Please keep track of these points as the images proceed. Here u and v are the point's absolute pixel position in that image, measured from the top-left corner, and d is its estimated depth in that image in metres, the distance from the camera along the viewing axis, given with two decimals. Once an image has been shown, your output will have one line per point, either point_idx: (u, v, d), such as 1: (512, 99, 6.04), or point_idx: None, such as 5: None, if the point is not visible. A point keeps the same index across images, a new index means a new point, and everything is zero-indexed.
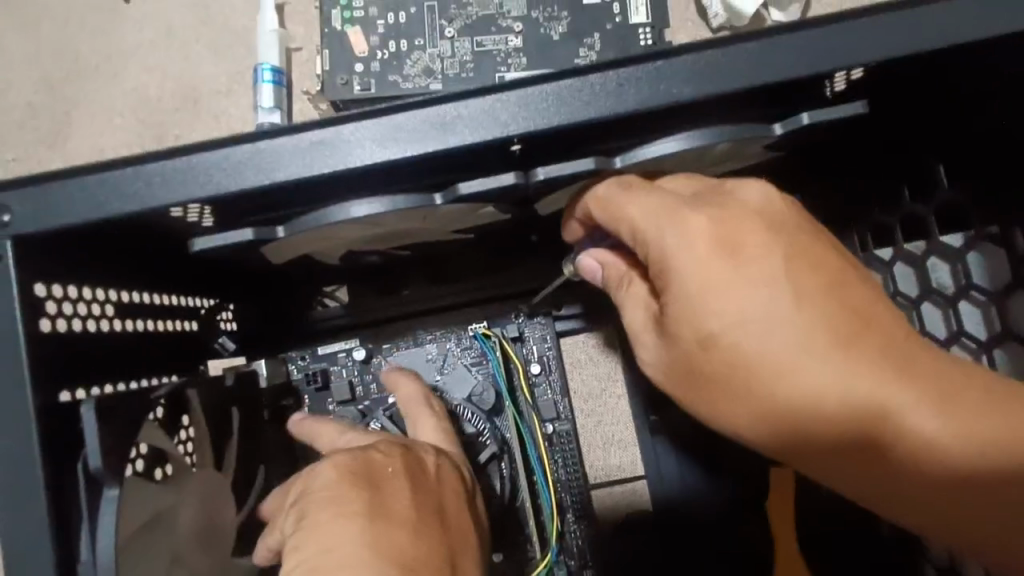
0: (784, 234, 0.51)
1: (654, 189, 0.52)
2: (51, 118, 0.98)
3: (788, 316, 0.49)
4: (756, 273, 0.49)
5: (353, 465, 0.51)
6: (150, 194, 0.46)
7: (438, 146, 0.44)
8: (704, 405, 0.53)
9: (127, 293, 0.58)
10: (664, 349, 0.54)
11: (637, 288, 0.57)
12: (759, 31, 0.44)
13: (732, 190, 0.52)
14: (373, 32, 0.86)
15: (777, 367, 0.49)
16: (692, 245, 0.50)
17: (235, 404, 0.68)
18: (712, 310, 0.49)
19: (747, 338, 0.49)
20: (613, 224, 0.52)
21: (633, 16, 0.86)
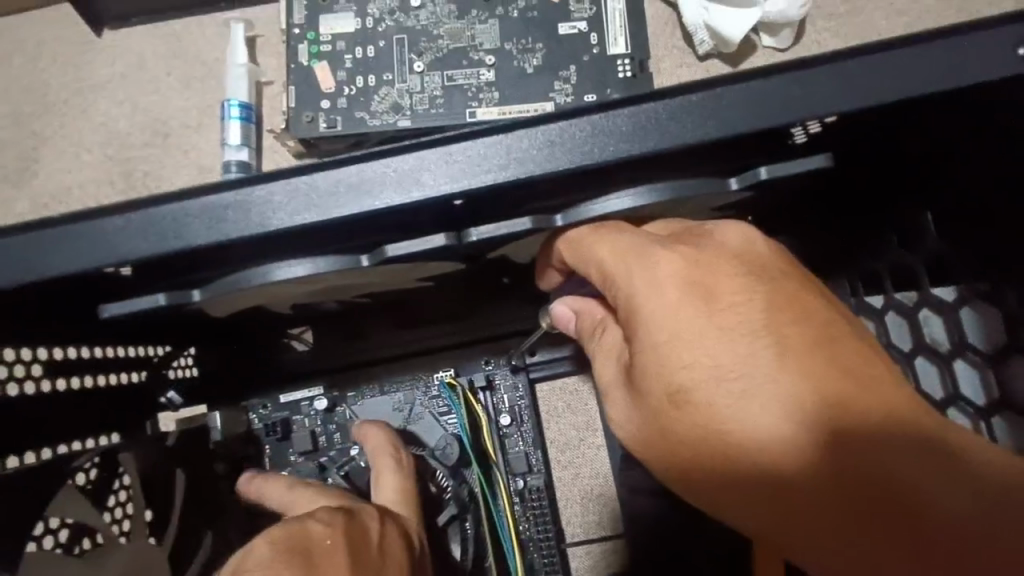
0: (767, 281, 0.45)
1: (628, 228, 0.46)
2: (18, 153, 0.96)
3: (770, 372, 0.42)
4: (732, 322, 0.43)
5: (290, 540, 0.43)
6: (51, 262, 0.42)
7: (357, 209, 0.41)
8: (679, 473, 0.46)
9: (63, 351, 0.55)
10: (631, 407, 0.48)
11: (610, 337, 0.52)
12: (708, 80, 0.40)
13: (711, 229, 0.46)
14: (340, 67, 0.84)
15: (757, 429, 0.42)
16: (661, 293, 0.44)
17: (180, 466, 0.65)
18: (683, 362, 0.44)
19: (722, 395, 0.43)
20: (582, 267, 0.47)
21: (612, 47, 0.82)
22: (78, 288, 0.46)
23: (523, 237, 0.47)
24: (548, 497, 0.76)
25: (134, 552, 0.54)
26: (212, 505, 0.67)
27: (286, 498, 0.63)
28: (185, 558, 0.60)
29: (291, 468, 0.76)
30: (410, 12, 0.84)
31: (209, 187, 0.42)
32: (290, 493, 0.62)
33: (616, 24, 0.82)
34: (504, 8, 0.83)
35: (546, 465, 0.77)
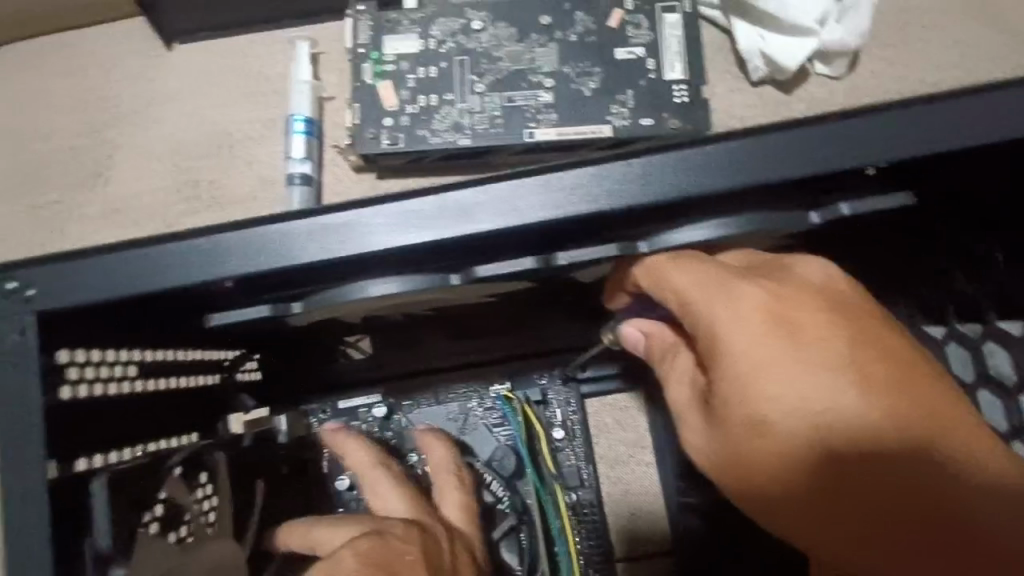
0: (844, 317, 0.47)
1: (707, 260, 0.47)
2: (92, 161, 1.01)
3: (847, 405, 0.45)
4: (816, 358, 0.46)
5: (372, 551, 0.46)
6: (167, 276, 0.45)
7: (458, 233, 0.43)
8: (752, 494, 0.49)
9: (158, 352, 0.55)
10: (706, 431, 0.51)
11: (681, 362, 0.55)
12: (791, 120, 0.42)
13: (790, 263, 0.49)
14: (403, 85, 0.87)
15: (833, 457, 0.46)
16: (745, 326, 0.47)
17: (261, 476, 0.66)
18: (764, 392, 0.47)
19: (800, 424, 0.46)
20: (658, 293, 0.49)
21: (668, 72, 0.84)
22: (191, 301, 0.48)
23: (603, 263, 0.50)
24: (600, 511, 0.80)
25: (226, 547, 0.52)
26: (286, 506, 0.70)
27: (365, 471, 0.63)
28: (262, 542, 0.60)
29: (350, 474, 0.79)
30: (471, 34, 0.87)
31: (316, 210, 0.44)
32: (370, 470, 0.62)
33: (673, 51, 0.84)
34: (563, 32, 0.86)
35: (596, 481, 0.81)
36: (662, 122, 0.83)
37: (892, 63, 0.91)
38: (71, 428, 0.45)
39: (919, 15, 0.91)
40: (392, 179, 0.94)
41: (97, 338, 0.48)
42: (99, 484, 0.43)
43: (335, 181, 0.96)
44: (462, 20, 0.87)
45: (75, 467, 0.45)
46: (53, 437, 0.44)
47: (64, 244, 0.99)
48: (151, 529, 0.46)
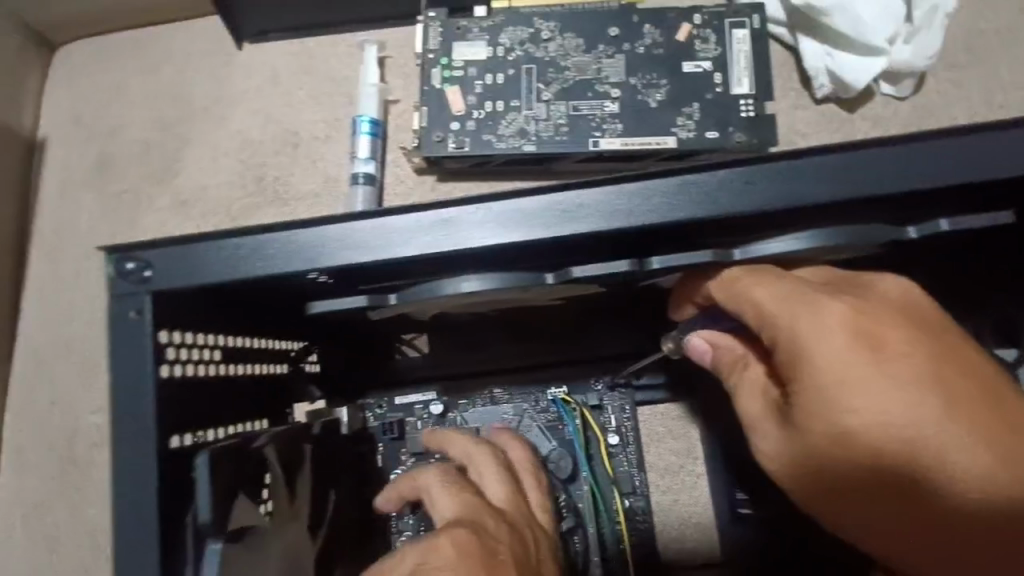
0: (929, 333, 0.45)
1: (784, 276, 0.46)
2: (163, 155, 1.04)
3: (936, 423, 0.43)
4: (901, 373, 0.44)
5: (470, 544, 0.50)
6: (277, 263, 0.46)
7: (559, 233, 0.44)
8: (824, 505, 0.48)
9: (237, 338, 0.57)
10: (782, 444, 0.48)
11: (753, 374, 0.52)
12: (900, 135, 0.43)
13: (871, 279, 0.47)
14: (470, 91, 0.88)
15: (917, 474, 0.44)
16: (829, 339, 0.44)
17: (334, 486, 0.69)
18: (850, 408, 0.44)
19: (885, 441, 0.44)
20: (736, 307, 0.47)
21: (735, 87, 0.85)
22: (291, 289, 0.50)
23: (691, 269, 0.50)
24: (651, 519, 0.80)
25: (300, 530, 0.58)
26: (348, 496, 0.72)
27: (468, 451, 0.67)
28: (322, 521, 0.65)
29: (404, 468, 0.79)
30: (539, 43, 0.89)
31: (422, 205, 0.45)
32: (472, 448, 0.67)
33: (740, 66, 0.85)
34: (631, 45, 0.87)
35: (647, 488, 0.80)
36: (728, 135, 0.84)
37: (959, 85, 0.90)
38: (172, 404, 0.47)
39: (987, 38, 0.91)
40: (453, 182, 0.96)
41: (193, 322, 0.50)
42: (203, 462, 0.45)
43: (396, 182, 0.97)
44: (531, 29, 0.89)
45: (176, 443, 0.47)
46: (160, 414, 0.45)
47: (133, 233, 1.02)
48: (241, 506, 0.48)
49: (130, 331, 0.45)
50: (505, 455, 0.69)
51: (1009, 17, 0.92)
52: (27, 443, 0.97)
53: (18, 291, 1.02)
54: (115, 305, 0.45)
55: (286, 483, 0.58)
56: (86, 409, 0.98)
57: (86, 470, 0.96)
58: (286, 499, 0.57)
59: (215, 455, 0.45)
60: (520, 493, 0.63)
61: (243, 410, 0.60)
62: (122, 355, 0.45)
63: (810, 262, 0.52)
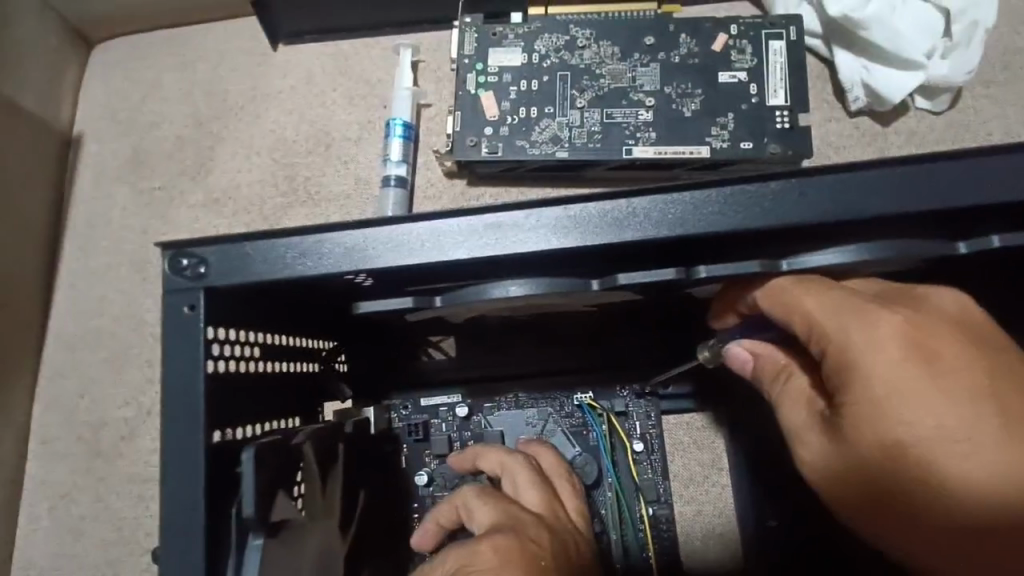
0: (985, 349, 0.45)
1: (838, 288, 0.46)
2: (196, 152, 1.06)
3: (994, 439, 0.43)
4: (956, 388, 0.43)
5: (512, 552, 0.53)
6: (329, 262, 0.47)
7: (609, 240, 0.44)
8: (870, 518, 0.47)
9: (275, 335, 0.58)
10: (829, 455, 0.48)
11: (797, 385, 0.51)
12: (960, 150, 0.42)
13: (923, 293, 0.47)
14: (505, 97, 0.89)
15: (975, 490, 0.43)
16: (884, 350, 0.44)
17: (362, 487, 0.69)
18: (903, 420, 0.44)
19: (938, 456, 0.43)
20: (785, 319, 0.47)
21: (770, 98, 0.85)
22: (335, 290, 0.50)
23: (737, 279, 0.49)
24: (674, 527, 0.78)
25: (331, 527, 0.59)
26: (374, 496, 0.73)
27: (503, 464, 0.69)
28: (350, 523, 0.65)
29: (429, 469, 0.79)
30: (575, 51, 0.89)
31: (474, 209, 0.45)
32: (507, 461, 0.69)
33: (776, 77, 0.85)
34: (667, 54, 0.88)
35: (672, 496, 0.79)
36: (762, 146, 0.84)
37: (996, 101, 0.90)
38: (216, 399, 0.47)
39: None
40: (484, 186, 0.96)
41: (239, 319, 0.51)
42: (249, 457, 0.45)
43: (426, 185, 0.98)
44: (567, 36, 0.90)
45: (219, 438, 0.47)
46: (208, 407, 0.46)
47: (165, 229, 1.04)
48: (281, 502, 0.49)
49: (182, 326, 0.46)
50: (536, 462, 0.71)
51: None
52: (55, 434, 0.99)
53: (51, 283, 1.04)
54: (168, 300, 0.46)
55: (320, 481, 0.58)
56: (114, 401, 0.99)
57: (112, 462, 0.97)
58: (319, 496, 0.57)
59: (261, 449, 0.45)
60: (556, 497, 0.67)
61: (279, 406, 0.60)
62: (173, 350, 0.45)
63: (858, 273, 0.51)
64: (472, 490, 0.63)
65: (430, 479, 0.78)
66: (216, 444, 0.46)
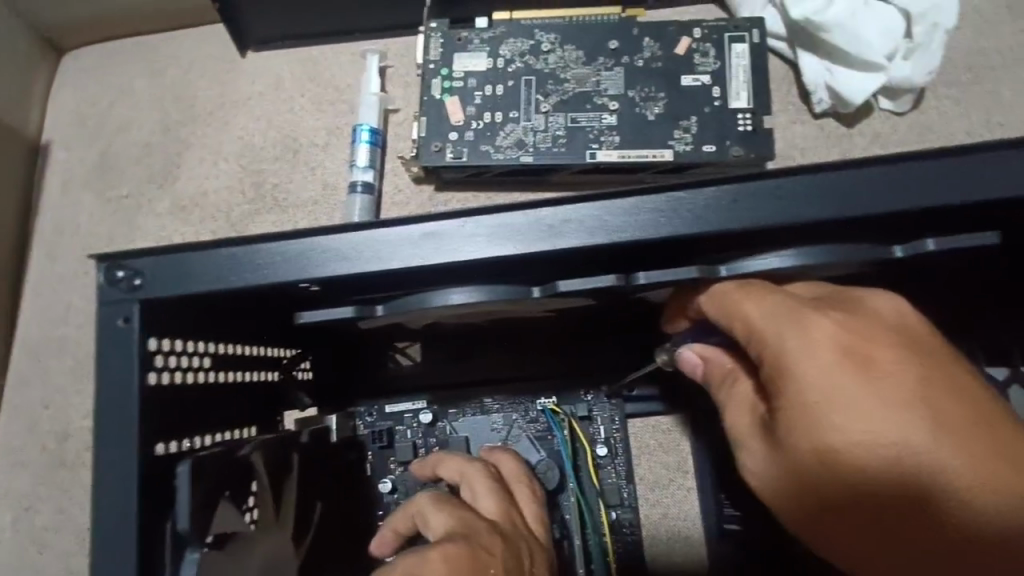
0: (920, 353, 0.44)
1: (778, 291, 0.46)
2: (164, 159, 1.05)
3: (925, 444, 0.42)
4: (888, 392, 0.43)
5: (461, 560, 0.53)
6: (266, 272, 0.46)
7: (546, 248, 0.44)
8: (811, 525, 0.47)
9: (226, 345, 0.57)
10: (770, 461, 0.48)
11: (742, 389, 0.51)
12: (890, 155, 0.42)
13: (860, 296, 0.47)
14: (470, 102, 0.89)
15: (903, 494, 0.43)
16: (815, 355, 0.44)
17: (320, 498, 0.70)
18: (836, 426, 0.43)
19: (871, 462, 0.43)
20: (726, 322, 0.47)
21: (732, 101, 0.85)
22: (278, 300, 0.50)
23: (681, 284, 0.49)
24: (638, 531, 0.79)
25: (283, 537, 0.58)
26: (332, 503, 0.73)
27: (464, 471, 0.69)
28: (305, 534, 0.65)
29: (393, 477, 0.79)
30: (539, 55, 0.89)
31: (411, 218, 0.45)
32: (467, 467, 0.69)
33: (739, 80, 0.85)
34: (630, 57, 0.88)
35: (636, 500, 0.80)
36: (725, 149, 0.84)
37: (959, 102, 0.90)
38: (155, 411, 0.47)
39: (988, 57, 0.91)
40: (452, 191, 0.96)
41: (184, 329, 0.50)
42: (184, 470, 0.44)
43: (394, 191, 0.98)
44: (531, 41, 0.90)
45: (157, 451, 0.47)
46: (143, 419, 0.45)
47: (132, 236, 1.03)
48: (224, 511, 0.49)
49: (117, 339, 0.45)
50: (496, 468, 0.71)
51: (1012, 36, 0.91)
52: (21, 443, 0.98)
53: (17, 292, 1.03)
54: (103, 312, 0.45)
55: (273, 490, 0.58)
56: (79, 410, 0.98)
57: (77, 471, 0.96)
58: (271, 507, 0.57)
59: (197, 462, 0.45)
60: (514, 505, 0.66)
61: (232, 416, 0.60)
62: (107, 362, 0.45)
63: (803, 278, 0.51)
64: (428, 497, 0.63)
65: (394, 487, 0.79)
66: (153, 455, 0.46)
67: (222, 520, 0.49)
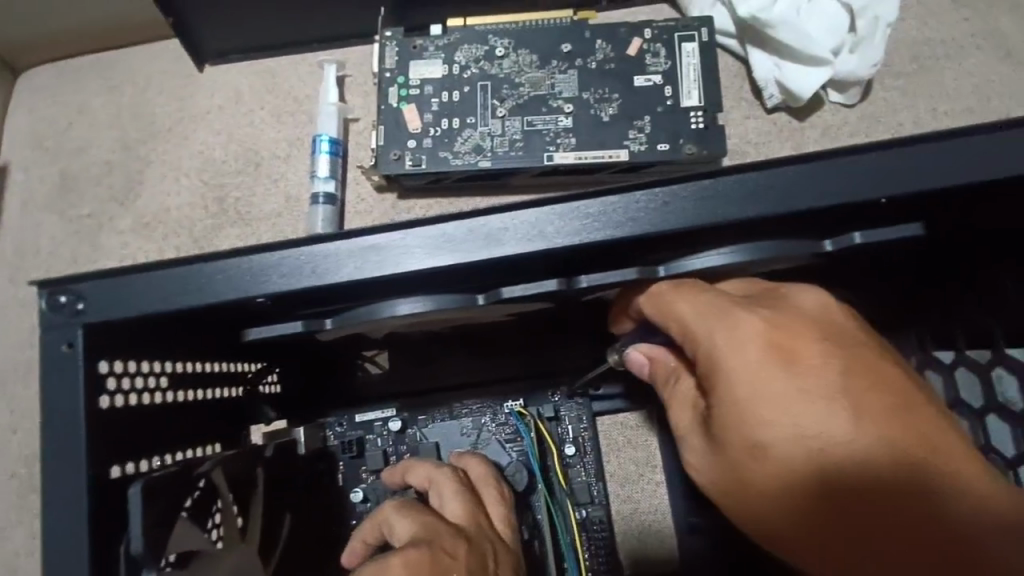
0: (845, 346, 0.46)
1: (710, 289, 0.48)
2: (124, 177, 1.04)
3: (848, 435, 0.44)
4: (811, 385, 0.45)
5: (422, 564, 0.53)
6: (210, 291, 0.47)
7: (484, 257, 0.45)
8: (752, 518, 0.48)
9: (183, 363, 0.58)
10: (710, 456, 0.50)
11: (685, 387, 0.53)
12: (812, 153, 0.44)
13: (786, 292, 0.49)
14: (427, 109, 0.89)
15: (834, 484, 0.44)
16: (742, 352, 0.46)
17: (288, 511, 0.70)
18: (762, 420, 0.46)
19: (799, 454, 0.45)
20: (663, 321, 0.49)
21: (685, 99, 0.86)
22: (229, 318, 0.50)
23: (621, 287, 0.51)
24: (609, 528, 0.81)
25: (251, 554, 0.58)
26: (299, 513, 0.73)
27: (432, 475, 0.69)
28: (274, 547, 0.65)
29: (364, 486, 0.79)
30: (494, 60, 0.90)
31: (353, 232, 0.46)
32: (435, 472, 0.68)
33: (690, 79, 0.87)
34: (584, 60, 0.89)
35: (607, 497, 0.81)
36: (679, 147, 0.85)
37: (906, 93, 0.92)
38: (103, 435, 0.47)
39: (933, 47, 0.93)
40: (414, 199, 0.97)
41: (133, 350, 0.51)
42: (134, 492, 0.44)
43: (357, 200, 0.98)
44: (486, 47, 0.90)
45: (106, 475, 0.47)
46: (89, 444, 0.45)
47: (94, 256, 1.02)
48: (182, 530, 0.49)
49: (61, 364, 0.45)
50: (464, 472, 0.71)
51: (955, 26, 0.94)
52: None
53: None
54: (44, 339, 0.45)
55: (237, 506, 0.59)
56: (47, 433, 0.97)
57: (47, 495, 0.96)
58: (236, 523, 0.57)
59: (147, 484, 0.45)
60: (481, 508, 0.65)
61: (196, 434, 0.60)
62: (52, 388, 0.45)
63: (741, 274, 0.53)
64: (392, 504, 0.63)
65: (366, 496, 0.78)
66: (100, 481, 0.46)
67: (180, 539, 0.49)
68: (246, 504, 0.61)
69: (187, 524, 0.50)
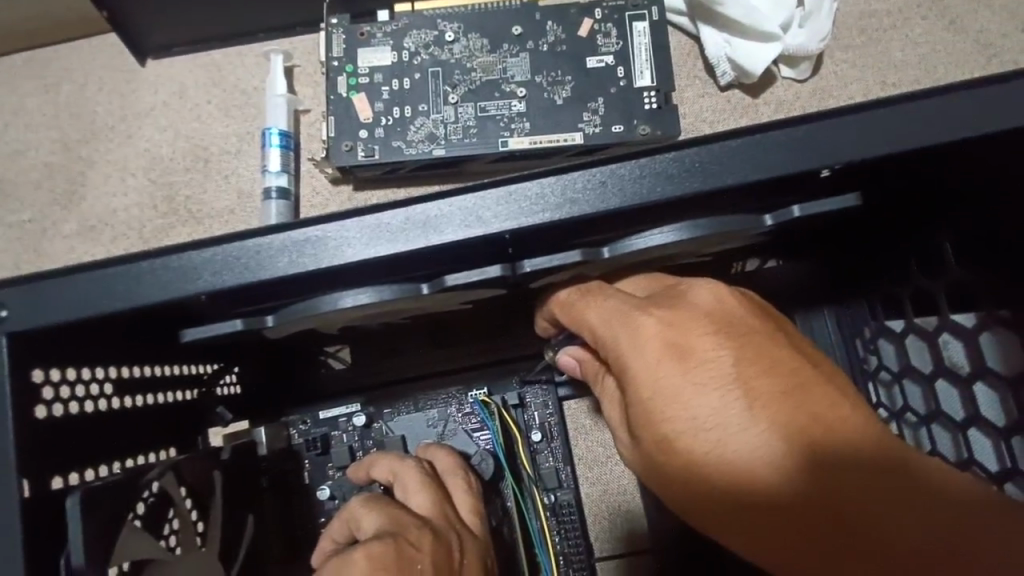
0: (737, 338, 0.49)
1: (612, 293, 0.53)
2: (66, 179, 1.01)
3: (741, 422, 0.46)
4: (707, 378, 0.47)
5: (387, 559, 0.50)
6: (142, 292, 0.45)
7: (423, 245, 0.44)
8: (676, 506, 0.51)
9: (129, 368, 0.56)
10: (635, 448, 0.54)
11: (610, 384, 0.57)
12: (745, 127, 0.44)
13: (685, 290, 0.51)
14: (378, 98, 0.87)
15: (738, 472, 0.46)
16: (641, 352, 0.49)
17: (250, 511, 0.68)
18: (664, 415, 0.48)
19: (701, 444, 0.47)
20: (576, 327, 0.54)
21: (638, 79, 0.86)
22: (170, 317, 0.49)
23: (567, 270, 0.52)
24: (579, 512, 0.79)
25: (210, 559, 0.57)
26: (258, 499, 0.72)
27: (396, 467, 0.66)
28: (235, 553, 0.62)
29: (331, 482, 0.78)
30: (444, 46, 0.88)
31: (283, 225, 0.44)
32: (399, 463, 0.66)
33: (642, 58, 0.87)
34: (535, 42, 0.87)
35: (576, 481, 0.81)
36: (633, 128, 0.86)
37: (854, 66, 0.95)
38: (41, 446, 0.46)
39: (880, 19, 0.96)
40: (369, 190, 0.95)
41: (69, 357, 0.49)
42: (70, 505, 0.42)
43: (312, 193, 0.97)
44: (435, 32, 0.88)
45: (44, 488, 0.46)
46: (21, 457, 0.44)
47: (40, 262, 0.99)
48: (129, 537, 0.48)
49: None
50: (430, 464, 0.69)
51: None
52: None
53: None
54: None
55: (195, 512, 0.57)
56: None
57: None
58: (194, 530, 0.56)
59: (82, 495, 0.43)
60: (447, 499, 0.64)
61: (146, 439, 0.59)
62: None
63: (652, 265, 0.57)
64: (358, 498, 0.59)
65: (333, 494, 0.77)
66: (34, 494, 0.44)
67: (128, 549, 0.47)
68: (206, 508, 0.59)
69: (135, 532, 0.48)
